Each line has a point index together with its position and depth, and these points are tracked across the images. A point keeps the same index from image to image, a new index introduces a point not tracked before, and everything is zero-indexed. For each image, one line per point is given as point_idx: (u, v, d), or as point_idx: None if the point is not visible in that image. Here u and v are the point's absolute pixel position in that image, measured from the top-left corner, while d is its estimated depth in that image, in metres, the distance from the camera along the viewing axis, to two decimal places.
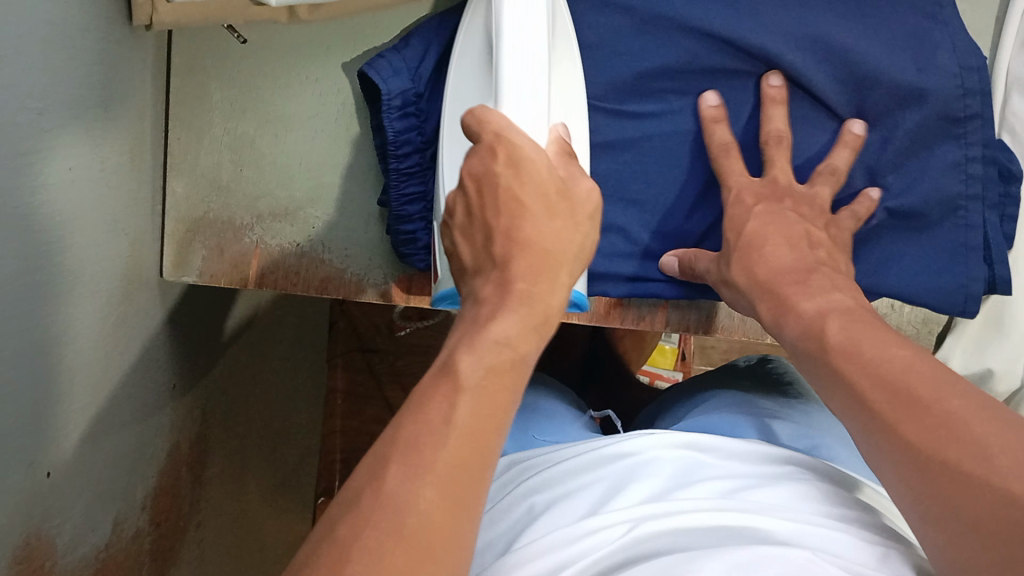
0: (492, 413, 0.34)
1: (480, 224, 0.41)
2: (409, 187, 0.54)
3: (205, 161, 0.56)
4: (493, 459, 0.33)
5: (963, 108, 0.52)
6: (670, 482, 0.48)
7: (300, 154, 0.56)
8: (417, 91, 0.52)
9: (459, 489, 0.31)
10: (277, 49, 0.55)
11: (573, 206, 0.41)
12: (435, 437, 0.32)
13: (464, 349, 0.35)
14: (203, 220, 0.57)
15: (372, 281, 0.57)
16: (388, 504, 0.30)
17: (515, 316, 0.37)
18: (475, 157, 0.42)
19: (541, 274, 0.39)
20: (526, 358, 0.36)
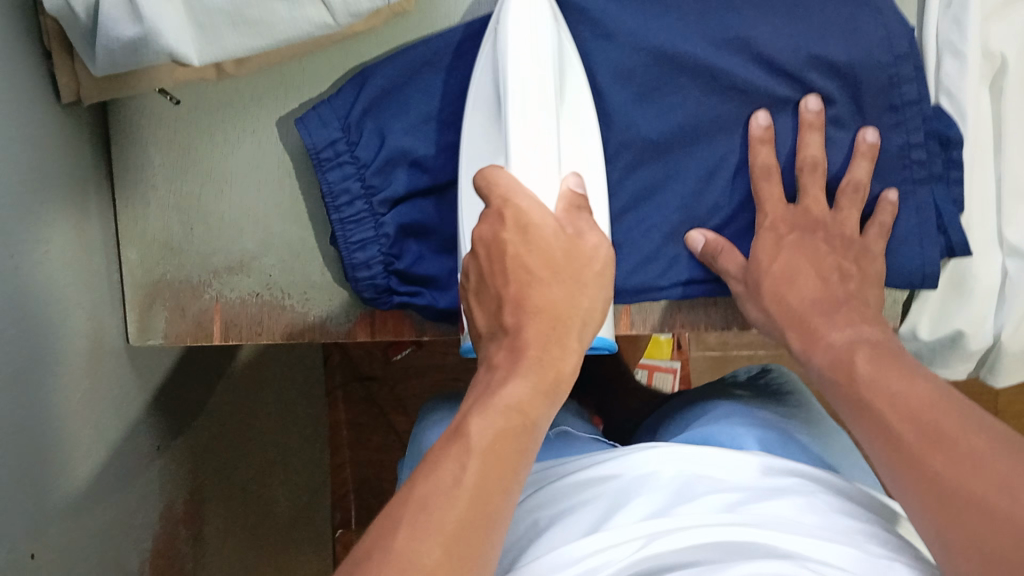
0: (501, 480, 0.35)
1: (493, 297, 0.43)
2: (358, 235, 0.54)
3: (156, 226, 0.57)
4: (498, 523, 0.34)
5: (898, 93, 0.53)
6: (671, 498, 0.49)
7: (249, 208, 0.57)
8: (347, 140, 0.54)
9: (465, 552, 0.33)
10: (212, 108, 0.56)
11: (579, 276, 0.43)
12: (444, 506, 0.33)
13: (476, 414, 0.37)
14: (162, 283, 0.57)
15: (336, 320, 0.58)
16: (398, 560, 0.32)
17: (524, 380, 0.39)
18: (491, 221, 0.43)
19: (551, 343, 0.40)
20: (534, 425, 0.38)
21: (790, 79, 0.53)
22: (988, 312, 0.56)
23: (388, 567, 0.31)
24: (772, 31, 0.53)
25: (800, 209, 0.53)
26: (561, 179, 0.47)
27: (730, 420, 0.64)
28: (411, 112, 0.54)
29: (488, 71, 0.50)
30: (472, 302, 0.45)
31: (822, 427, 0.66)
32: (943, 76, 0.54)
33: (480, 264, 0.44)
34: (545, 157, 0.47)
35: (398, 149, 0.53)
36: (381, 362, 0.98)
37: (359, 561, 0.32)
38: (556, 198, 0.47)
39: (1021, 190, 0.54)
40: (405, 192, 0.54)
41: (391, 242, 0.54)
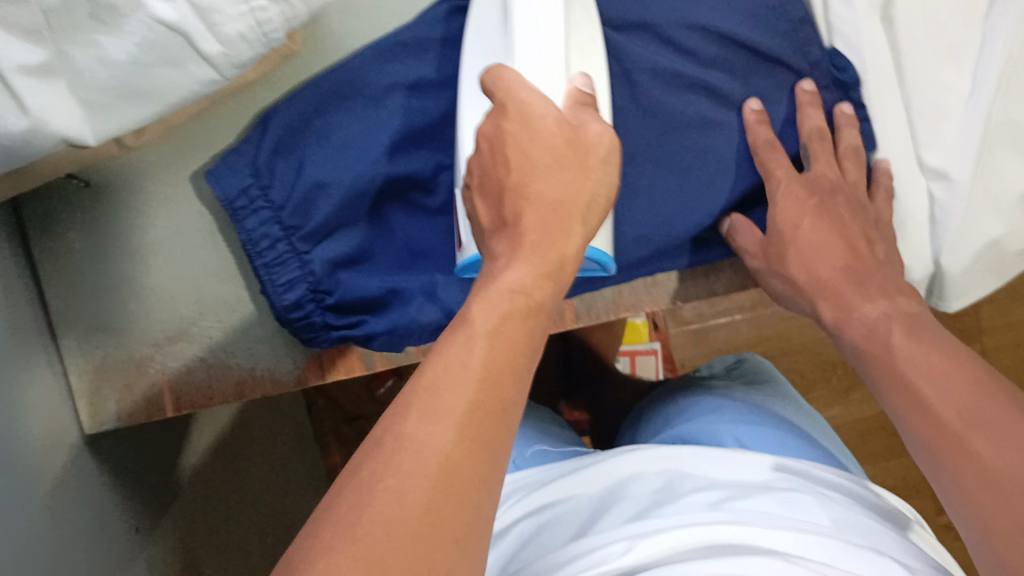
0: (513, 371, 0.34)
1: (497, 189, 0.42)
2: (286, 277, 0.53)
3: (90, 309, 0.56)
4: (511, 414, 0.34)
5: (804, 57, 0.54)
6: (654, 498, 0.49)
7: (178, 274, 0.56)
8: (259, 184, 0.53)
9: (476, 434, 0.32)
10: (123, 183, 0.55)
11: (583, 159, 0.42)
12: (455, 384, 0.33)
13: (475, 303, 0.36)
14: (107, 364, 0.57)
15: (283, 372, 0.57)
16: (412, 444, 0.31)
17: (524, 266, 0.38)
18: (493, 113, 0.43)
19: (552, 226, 0.40)
20: (538, 309, 0.38)
21: (688, 52, 0.54)
22: (923, 238, 0.56)
23: (394, 453, 0.31)
24: (661, 8, 0.54)
25: (812, 174, 0.54)
26: (569, 83, 0.46)
27: (712, 410, 0.65)
28: (331, 142, 0.54)
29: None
30: (475, 199, 0.45)
31: (795, 412, 0.67)
32: (831, 15, 0.54)
33: (484, 163, 0.43)
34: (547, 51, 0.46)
35: (312, 183, 0.53)
36: (369, 400, 0.97)
37: (373, 434, 0.32)
38: (563, 92, 0.45)
39: (930, 113, 0.54)
40: (330, 228, 0.54)
41: (320, 278, 0.53)
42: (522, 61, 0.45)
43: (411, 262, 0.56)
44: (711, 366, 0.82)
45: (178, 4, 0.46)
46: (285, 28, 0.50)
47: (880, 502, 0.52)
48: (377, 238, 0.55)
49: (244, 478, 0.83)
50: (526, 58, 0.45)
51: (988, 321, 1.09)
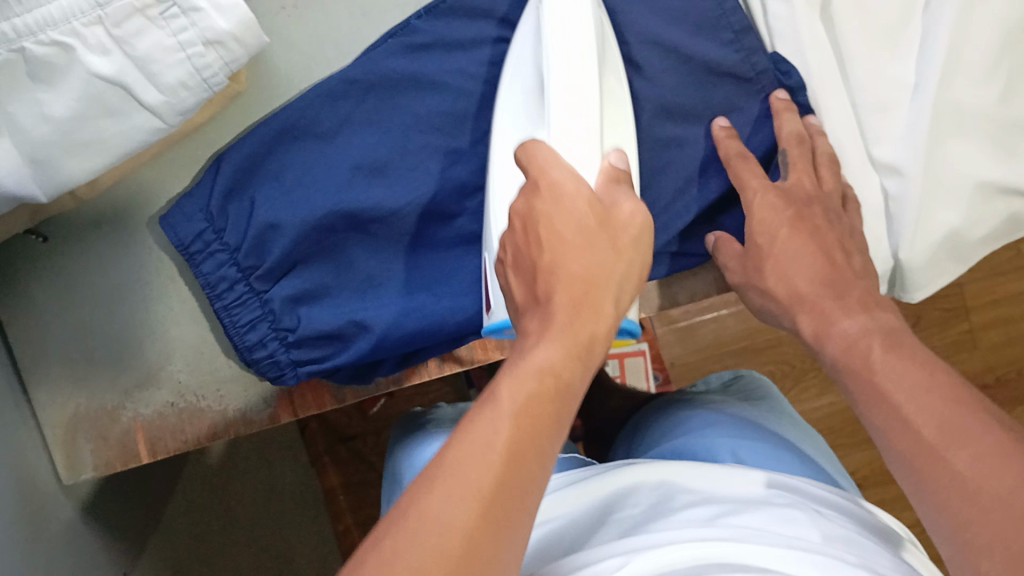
0: (534, 446, 0.33)
1: (529, 271, 0.41)
2: (245, 317, 0.55)
3: (57, 361, 0.56)
4: (532, 491, 0.33)
5: (750, 65, 0.54)
6: (645, 515, 0.48)
7: (143, 321, 0.57)
8: (213, 228, 0.54)
9: (495, 512, 0.31)
10: (82, 235, 0.56)
11: (614, 234, 0.41)
12: (478, 463, 0.32)
13: (504, 381, 0.35)
14: (80, 415, 0.57)
15: (255, 410, 0.58)
16: (431, 526, 0.30)
17: (555, 343, 0.37)
18: (524, 189, 0.42)
19: (583, 308, 0.39)
20: (570, 390, 0.36)
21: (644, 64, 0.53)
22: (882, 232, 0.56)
23: (413, 524, 0.30)
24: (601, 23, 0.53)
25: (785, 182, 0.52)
26: (603, 156, 0.46)
27: (701, 427, 0.65)
28: (282, 183, 0.54)
29: (529, 47, 0.52)
30: (508, 275, 0.44)
31: (783, 425, 0.68)
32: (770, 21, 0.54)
33: (515, 241, 0.42)
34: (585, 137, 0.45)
35: (265, 224, 0.53)
36: (360, 417, 0.95)
37: (394, 514, 0.31)
38: (597, 169, 0.45)
39: (878, 108, 0.55)
40: (287, 266, 0.55)
41: (279, 315, 0.55)
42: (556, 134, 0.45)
43: (374, 291, 0.55)
44: (707, 381, 0.81)
45: (114, 58, 0.47)
46: (227, 73, 0.50)
47: (873, 519, 0.51)
48: (336, 274, 0.55)
49: (237, 508, 0.83)
50: (557, 132, 0.45)
51: (972, 298, 1.09)
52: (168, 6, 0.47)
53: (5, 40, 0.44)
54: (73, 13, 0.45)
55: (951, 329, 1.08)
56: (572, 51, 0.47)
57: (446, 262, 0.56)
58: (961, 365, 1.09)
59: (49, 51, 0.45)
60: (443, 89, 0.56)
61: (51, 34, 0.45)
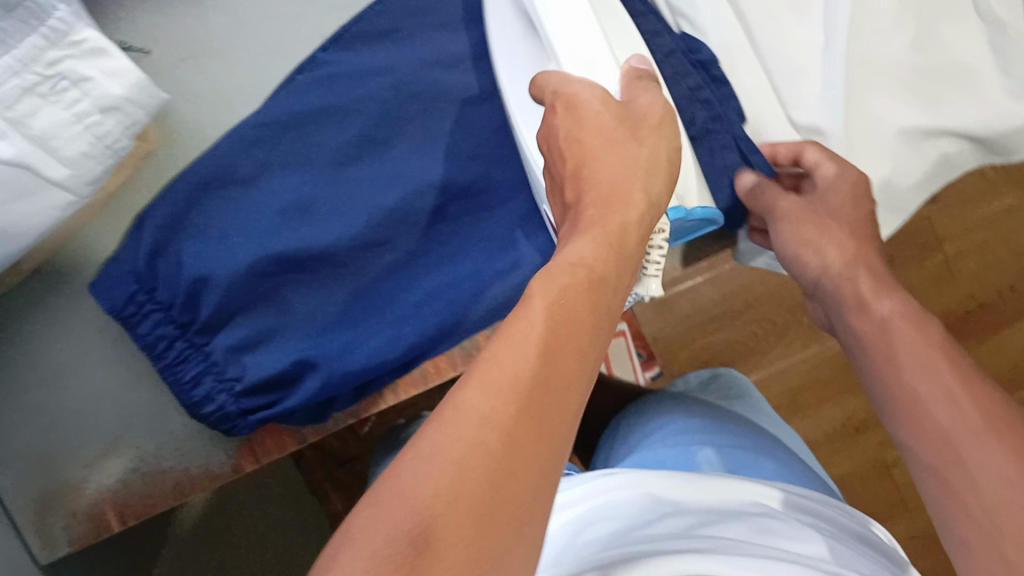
0: (575, 353, 0.31)
1: (558, 181, 0.43)
2: (188, 371, 0.55)
3: (13, 442, 0.55)
4: (575, 385, 0.30)
5: (659, 47, 0.51)
6: (622, 530, 0.46)
7: (94, 392, 0.56)
8: (144, 288, 0.53)
9: (539, 402, 0.29)
10: (19, 314, 0.56)
11: (638, 131, 0.41)
12: (515, 351, 0.30)
13: (537, 282, 0.33)
14: (46, 493, 0.56)
15: (218, 465, 0.58)
16: (466, 416, 0.28)
17: (585, 244, 0.36)
18: (547, 118, 0.42)
19: (611, 202, 0.38)
20: (606, 284, 0.35)
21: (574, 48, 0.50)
22: None
23: (452, 420, 0.28)
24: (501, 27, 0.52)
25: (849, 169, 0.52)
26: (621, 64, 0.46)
27: (676, 432, 0.65)
28: (211, 234, 0.53)
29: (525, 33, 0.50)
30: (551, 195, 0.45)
31: (753, 422, 0.68)
32: None
33: (549, 167, 0.43)
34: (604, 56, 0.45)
35: (196, 278, 0.53)
36: (356, 440, 0.90)
37: (435, 416, 0.28)
38: (618, 80, 0.45)
39: (791, 72, 0.54)
40: (224, 316, 0.54)
41: (223, 366, 0.54)
42: (568, 63, 0.45)
43: (316, 326, 0.55)
44: (687, 381, 0.80)
45: (14, 140, 0.45)
46: (130, 135, 0.51)
47: (845, 521, 0.50)
48: (279, 316, 0.55)
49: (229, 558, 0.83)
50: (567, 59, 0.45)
51: (944, 230, 1.04)
52: (58, 80, 0.46)
53: None
54: None
55: (926, 265, 1.04)
56: None
57: (391, 289, 0.56)
58: (939, 299, 1.04)
59: None
60: (357, 114, 0.56)
61: None
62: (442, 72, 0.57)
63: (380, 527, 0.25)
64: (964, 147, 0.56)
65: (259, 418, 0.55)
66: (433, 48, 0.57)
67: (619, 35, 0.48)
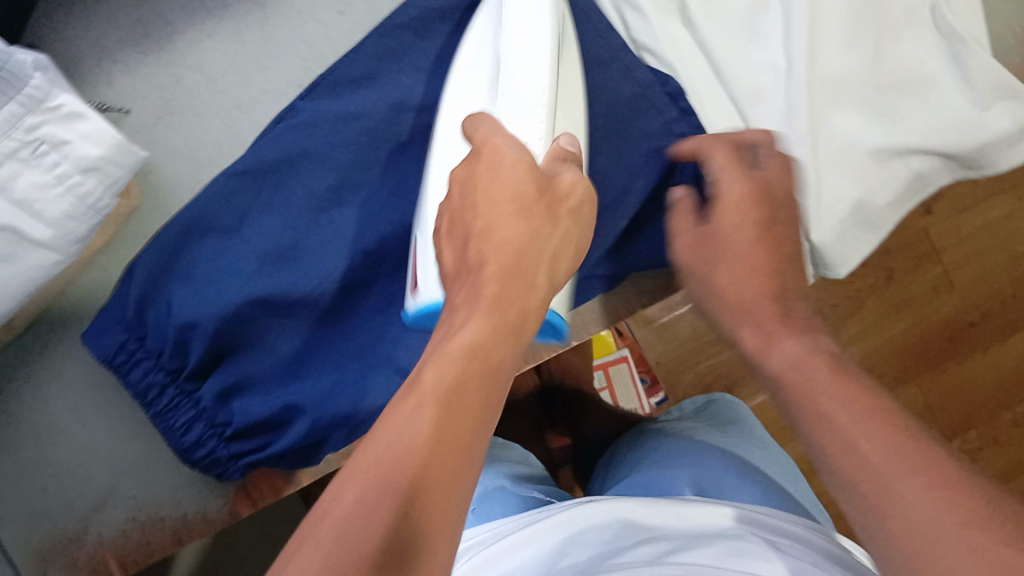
0: (481, 382, 0.34)
1: (461, 232, 0.40)
2: (179, 418, 0.56)
3: (9, 498, 0.57)
4: (464, 478, 0.32)
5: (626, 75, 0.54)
6: (595, 558, 0.47)
7: (87, 442, 0.58)
8: (134, 337, 0.55)
9: (424, 505, 0.30)
10: (12, 369, 0.57)
11: (553, 205, 0.40)
12: (403, 451, 0.30)
13: (429, 367, 0.33)
14: (46, 549, 0.57)
15: (214, 510, 0.59)
16: (354, 517, 0.29)
17: (478, 321, 0.35)
18: (468, 158, 0.42)
19: (514, 279, 0.37)
20: (497, 367, 0.35)
21: None
22: None
23: (342, 513, 0.29)
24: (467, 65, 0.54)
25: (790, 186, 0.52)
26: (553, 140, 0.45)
27: (666, 463, 0.65)
28: (195, 281, 0.55)
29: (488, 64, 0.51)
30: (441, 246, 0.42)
31: (746, 446, 0.68)
32: (634, 33, 0.56)
33: (451, 212, 0.41)
34: (529, 121, 0.45)
35: (183, 324, 0.54)
36: None
37: (341, 476, 0.31)
38: (543, 148, 0.44)
39: (756, 95, 0.55)
40: (213, 362, 0.55)
41: (212, 412, 0.55)
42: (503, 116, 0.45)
43: (302, 368, 0.56)
44: (681, 409, 0.81)
45: None
46: (111, 194, 0.52)
47: (834, 549, 0.49)
48: (263, 359, 0.56)
49: None
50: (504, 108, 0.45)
51: (939, 239, 1.02)
52: (37, 145, 0.48)
53: None
54: None
55: (925, 276, 1.03)
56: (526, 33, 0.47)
57: (372, 329, 0.57)
58: (937, 310, 1.03)
59: None
60: (332, 159, 0.57)
61: None
62: (412, 116, 0.58)
63: (311, 557, 0.28)
64: (937, 163, 0.57)
65: (249, 463, 0.56)
66: (405, 91, 0.58)
67: (566, 113, 0.48)
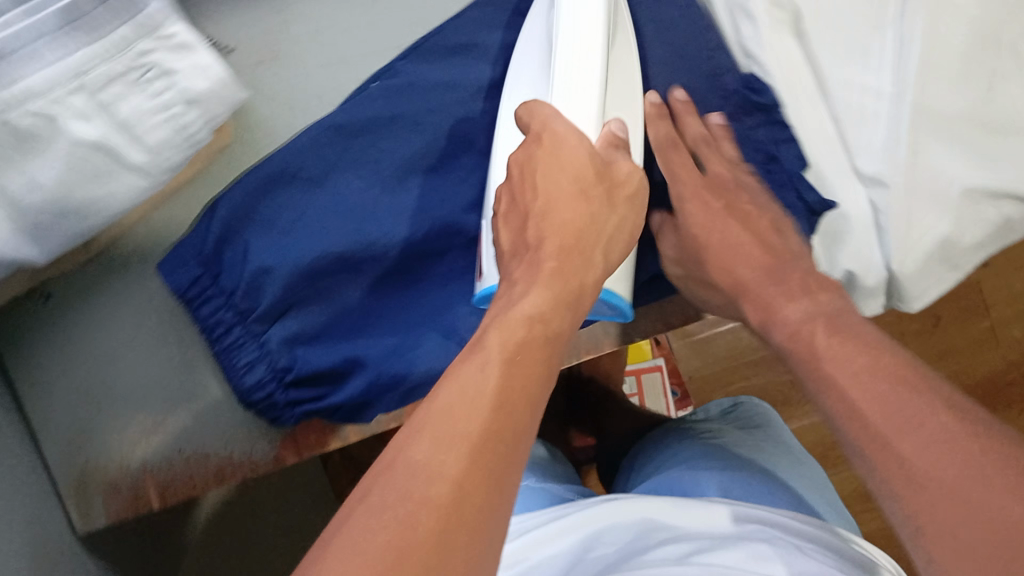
0: (541, 345, 0.36)
1: (521, 210, 0.44)
2: (243, 358, 0.56)
3: (62, 414, 0.57)
4: (523, 438, 0.32)
5: (721, 86, 0.55)
6: (618, 558, 0.48)
7: (144, 369, 0.58)
8: (208, 274, 0.55)
9: (485, 463, 0.30)
10: (84, 289, 0.58)
11: (612, 190, 0.44)
12: (470, 405, 0.32)
13: (492, 330, 0.36)
14: (89, 471, 0.58)
15: (259, 454, 0.59)
16: (426, 470, 0.29)
17: (543, 291, 0.39)
18: (524, 146, 0.45)
19: (573, 255, 0.41)
20: (556, 333, 0.38)
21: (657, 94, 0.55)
22: (871, 245, 0.55)
23: (402, 469, 0.30)
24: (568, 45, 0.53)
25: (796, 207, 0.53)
26: (605, 124, 0.47)
27: (697, 463, 0.64)
28: (274, 228, 0.55)
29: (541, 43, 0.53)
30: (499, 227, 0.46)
31: (783, 453, 0.66)
32: (743, 39, 0.55)
33: (511, 184, 0.45)
34: (584, 100, 0.46)
35: (258, 269, 0.54)
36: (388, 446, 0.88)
37: (405, 432, 0.31)
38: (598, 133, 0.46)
39: (855, 117, 0.55)
40: (280, 310, 0.55)
41: (277, 356, 0.55)
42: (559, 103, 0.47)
43: (366, 327, 0.57)
44: (707, 411, 0.79)
45: (97, 123, 0.48)
46: (208, 129, 0.53)
47: (855, 549, 0.48)
48: (330, 313, 0.56)
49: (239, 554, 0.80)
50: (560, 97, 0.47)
51: (992, 293, 1.02)
52: (146, 71, 0.49)
53: None
54: (53, 83, 0.45)
55: (972, 329, 1.02)
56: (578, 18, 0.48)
57: (438, 298, 0.57)
58: (982, 364, 1.02)
59: (35, 121, 0.45)
60: (421, 126, 0.56)
61: (36, 104, 0.45)
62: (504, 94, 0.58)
63: (366, 535, 0.27)
64: None
65: (306, 412, 0.56)
66: (503, 69, 0.58)
67: (619, 97, 0.50)
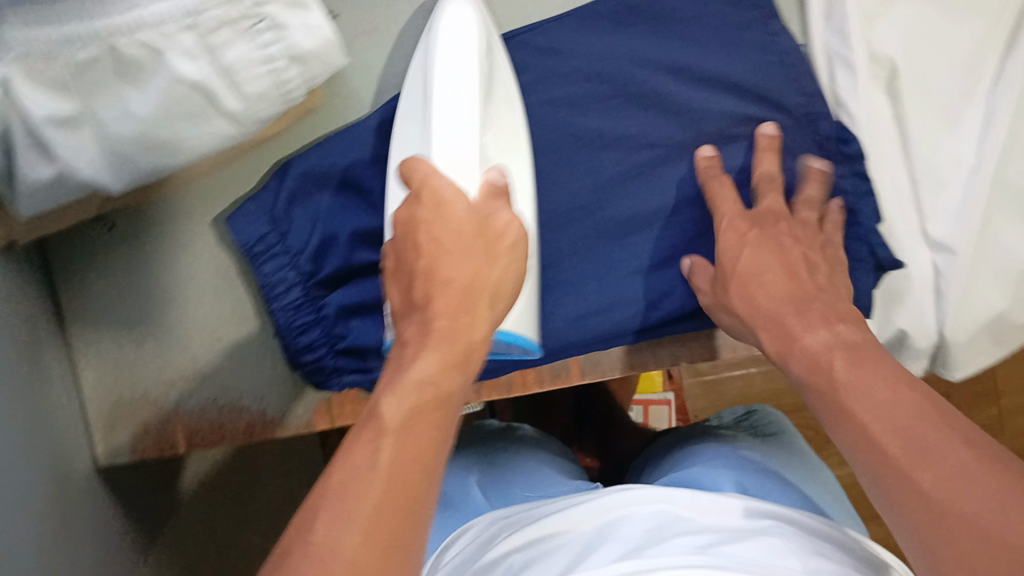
0: (435, 411, 0.37)
1: (407, 271, 0.43)
2: (298, 319, 0.56)
3: (104, 347, 0.58)
4: (421, 504, 0.34)
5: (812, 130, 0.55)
6: (640, 538, 0.47)
7: (193, 315, 0.58)
8: (276, 232, 0.55)
9: (383, 538, 0.31)
10: (146, 226, 0.58)
11: (491, 245, 0.43)
12: (361, 483, 0.33)
13: (385, 399, 0.37)
14: (121, 406, 0.59)
15: (291, 414, 0.59)
16: (317, 552, 0.30)
17: (431, 357, 0.38)
18: (408, 202, 0.45)
19: (460, 310, 0.41)
20: (450, 396, 0.38)
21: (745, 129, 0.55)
22: (926, 308, 0.57)
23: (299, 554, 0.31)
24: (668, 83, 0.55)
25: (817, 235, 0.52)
26: (483, 170, 0.47)
27: (714, 459, 0.63)
28: (346, 199, 0.56)
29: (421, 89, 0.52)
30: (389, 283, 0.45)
31: (799, 460, 0.66)
32: (837, 89, 0.56)
33: (397, 245, 0.44)
34: (465, 139, 0.47)
35: (327, 235, 0.55)
36: None
37: (307, 510, 0.33)
38: (475, 181, 0.46)
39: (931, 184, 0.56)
40: (343, 276, 0.56)
41: (332, 322, 0.56)
42: (441, 153, 0.47)
43: None
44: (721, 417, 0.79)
45: (201, 64, 0.48)
46: (305, 89, 0.53)
47: (872, 554, 0.48)
48: None
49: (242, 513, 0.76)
50: (443, 148, 0.47)
51: (1004, 383, 1.02)
52: (258, 21, 0.49)
53: (100, 37, 0.45)
54: (166, 17, 0.46)
55: (977, 415, 1.02)
56: (457, 73, 0.49)
57: None
58: None
59: (140, 51, 0.46)
60: None
61: (144, 34, 0.46)
62: None
63: None
64: None
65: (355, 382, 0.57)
66: None
67: (505, 145, 0.51)
